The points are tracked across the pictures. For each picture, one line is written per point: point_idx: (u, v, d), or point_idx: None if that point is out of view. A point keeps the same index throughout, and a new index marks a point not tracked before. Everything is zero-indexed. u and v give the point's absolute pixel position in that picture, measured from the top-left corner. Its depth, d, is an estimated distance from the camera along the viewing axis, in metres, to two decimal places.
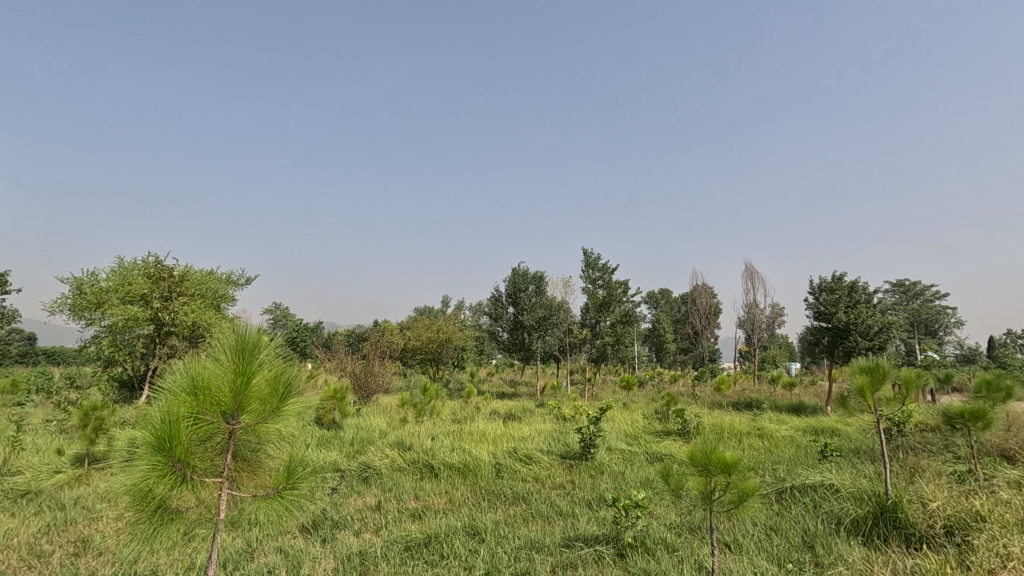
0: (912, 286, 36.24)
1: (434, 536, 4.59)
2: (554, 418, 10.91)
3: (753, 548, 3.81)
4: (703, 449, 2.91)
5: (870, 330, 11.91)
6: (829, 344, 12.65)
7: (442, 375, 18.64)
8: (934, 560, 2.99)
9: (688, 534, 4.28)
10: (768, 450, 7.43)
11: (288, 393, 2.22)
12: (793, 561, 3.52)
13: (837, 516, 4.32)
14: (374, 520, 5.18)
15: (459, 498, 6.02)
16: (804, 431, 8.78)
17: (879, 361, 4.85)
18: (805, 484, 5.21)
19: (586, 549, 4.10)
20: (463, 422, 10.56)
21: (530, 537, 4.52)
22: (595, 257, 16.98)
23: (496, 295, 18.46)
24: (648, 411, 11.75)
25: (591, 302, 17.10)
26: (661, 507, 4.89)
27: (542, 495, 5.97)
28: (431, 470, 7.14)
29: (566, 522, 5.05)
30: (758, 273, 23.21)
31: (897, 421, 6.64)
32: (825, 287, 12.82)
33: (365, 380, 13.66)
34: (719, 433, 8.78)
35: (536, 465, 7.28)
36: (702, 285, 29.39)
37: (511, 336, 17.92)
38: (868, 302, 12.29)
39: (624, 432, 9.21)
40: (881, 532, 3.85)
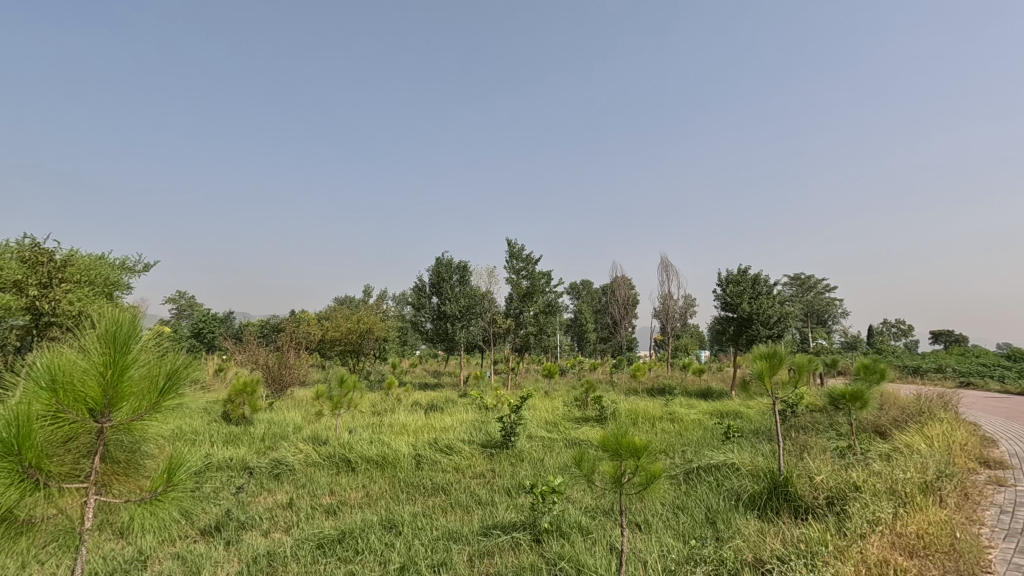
0: (807, 279, 39.45)
1: (348, 532, 4.44)
2: (477, 408, 10.92)
3: (660, 526, 4.01)
4: (615, 434, 2.98)
5: (770, 320, 12.87)
6: (734, 332, 13.55)
7: (362, 367, 18.11)
8: (817, 529, 3.26)
9: (602, 517, 4.43)
10: (678, 433, 7.86)
11: (169, 386, 2.02)
12: (696, 537, 3.73)
13: (736, 492, 4.63)
14: (285, 519, 4.95)
15: (377, 491, 5.89)
16: (710, 414, 9.37)
17: (776, 347, 5.24)
18: (709, 464, 5.55)
19: (503, 537, 4.14)
20: (383, 414, 10.35)
21: (448, 527, 4.48)
22: (519, 248, 17.14)
23: (419, 285, 18.15)
24: (569, 399, 12.07)
25: (515, 292, 17.24)
26: (578, 491, 5.04)
27: (462, 485, 5.95)
28: (348, 464, 6.93)
29: (484, 511, 5.06)
30: (672, 265, 24.47)
31: (791, 403, 7.23)
32: (731, 278, 13.66)
33: (279, 373, 13.02)
34: (634, 418, 9.15)
35: (457, 455, 7.25)
36: (622, 277, 30.52)
37: (434, 327, 17.70)
38: (768, 294, 13.25)
39: (544, 420, 9.39)
40: (773, 506, 4.18)
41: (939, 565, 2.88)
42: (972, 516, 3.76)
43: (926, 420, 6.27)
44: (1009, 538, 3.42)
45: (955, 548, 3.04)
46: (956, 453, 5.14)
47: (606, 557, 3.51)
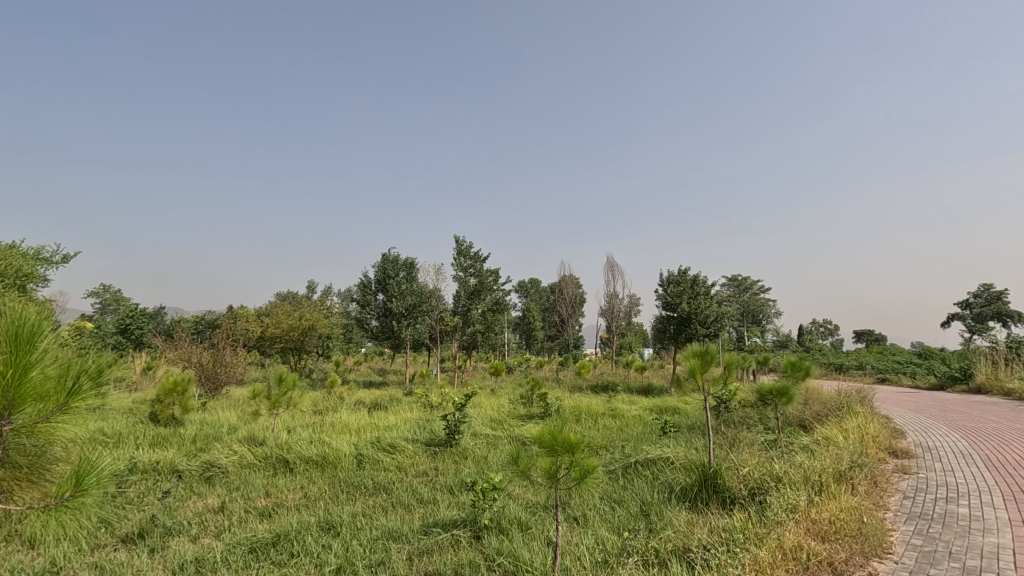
0: (744, 280, 41.36)
1: (283, 534, 4.32)
2: (422, 407, 10.83)
3: (596, 519, 4.13)
4: (551, 430, 3.04)
5: (707, 320, 13.43)
6: (674, 331, 14.05)
7: (304, 364, 17.54)
8: (739, 517, 3.45)
9: (541, 512, 4.52)
10: (618, 428, 8.10)
11: (80, 386, 1.91)
12: (629, 529, 3.86)
13: (670, 485, 4.82)
14: (215, 523, 4.75)
15: (315, 492, 5.75)
16: (650, 410, 9.70)
17: (707, 345, 5.47)
18: (646, 459, 5.74)
19: (443, 535, 4.15)
20: (324, 413, 10.07)
21: (388, 527, 4.44)
22: (467, 245, 17.14)
23: (364, 281, 17.79)
24: (514, 396, 12.16)
25: (462, 290, 17.20)
26: (519, 487, 5.12)
27: (405, 484, 5.90)
28: (286, 465, 6.73)
29: (424, 509, 5.05)
30: (618, 265, 25.08)
31: (724, 399, 7.57)
32: (672, 279, 14.12)
33: (214, 371, 12.45)
34: (577, 415, 9.33)
35: (400, 454, 7.18)
36: (569, 276, 31.01)
37: (380, 324, 17.41)
38: (706, 294, 13.78)
39: (488, 417, 9.44)
40: (703, 497, 4.38)
41: (847, 548, 3.11)
42: (879, 502, 4.08)
43: (844, 414, 6.73)
44: (909, 521, 3.74)
45: (861, 531, 3.30)
46: (869, 445, 5.55)
47: (543, 551, 3.57)
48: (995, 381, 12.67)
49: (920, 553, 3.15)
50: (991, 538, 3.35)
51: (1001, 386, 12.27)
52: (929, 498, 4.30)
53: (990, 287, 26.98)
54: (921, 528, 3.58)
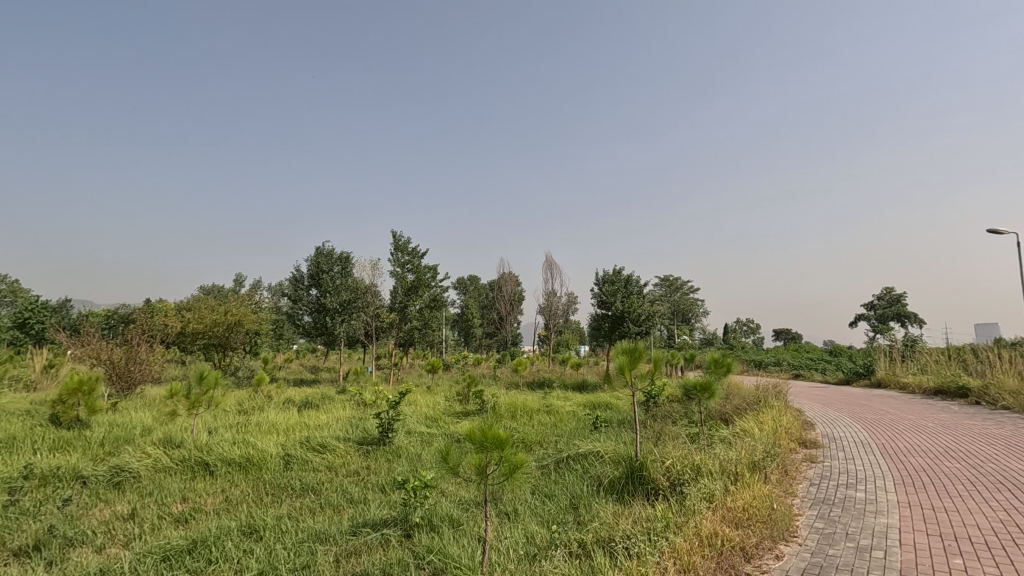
0: (675, 281, 43.06)
1: (201, 540, 4.10)
2: (355, 405, 10.57)
3: (527, 513, 4.20)
4: (481, 427, 3.05)
5: (639, 318, 13.92)
6: (608, 329, 14.46)
7: (230, 362, 16.66)
8: (662, 507, 3.60)
9: (474, 508, 4.55)
10: (552, 424, 8.25)
11: None
12: (559, 522, 3.95)
13: (598, 478, 4.96)
14: (124, 532, 4.44)
15: (237, 495, 5.50)
16: (583, 406, 9.93)
17: (635, 343, 5.64)
18: (577, 454, 5.87)
19: (372, 535, 4.08)
20: (250, 413, 9.62)
21: (315, 528, 4.32)
22: (404, 240, 16.87)
23: (296, 275, 17.11)
24: (450, 393, 12.10)
25: (399, 286, 16.92)
26: (451, 484, 5.12)
27: (334, 484, 5.75)
28: (206, 467, 6.38)
29: (354, 509, 4.94)
30: (556, 264, 25.48)
31: (652, 395, 7.87)
32: (607, 278, 14.51)
33: (126, 369, 11.60)
34: (512, 412, 9.42)
35: (330, 453, 6.98)
36: (508, 273, 31.18)
37: (312, 320, 16.82)
38: (639, 294, 14.26)
39: (423, 415, 9.36)
40: (629, 490, 4.55)
41: (758, 533, 3.32)
42: (787, 489, 4.39)
43: (761, 408, 7.17)
44: (814, 506, 4.04)
45: (771, 517, 3.53)
46: (782, 436, 5.94)
47: (472, 546, 3.59)
48: (892, 376, 13.89)
49: (820, 535, 3.42)
50: (881, 519, 3.69)
51: (898, 380, 13.48)
52: (832, 485, 4.67)
53: (892, 290, 29.51)
54: (823, 512, 3.88)
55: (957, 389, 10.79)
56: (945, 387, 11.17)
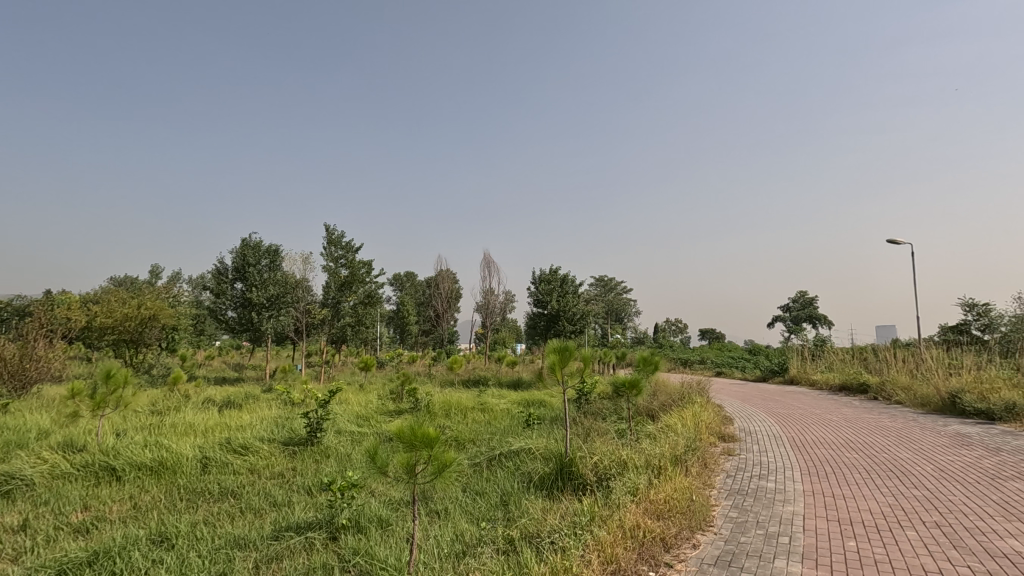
0: (610, 282, 44.24)
1: (104, 551, 3.80)
2: (281, 404, 10.16)
3: (457, 512, 4.19)
4: (410, 425, 3.00)
5: (573, 317, 14.21)
6: (544, 327, 14.65)
7: (143, 359, 15.54)
8: (589, 501, 3.70)
9: (404, 508, 4.49)
10: (486, 422, 8.28)
11: None
12: (488, 519, 3.96)
13: (529, 475, 5.03)
14: (12, 546, 4.03)
15: (147, 501, 5.14)
16: (518, 403, 10.02)
17: (567, 341, 5.73)
18: (510, 451, 5.91)
19: (295, 539, 3.92)
20: (165, 413, 9.04)
21: (233, 534, 4.11)
22: (338, 234, 16.40)
23: (219, 268, 16.21)
24: (384, 391, 11.87)
25: (332, 281, 16.40)
26: (381, 484, 5.03)
27: (256, 487, 5.49)
28: (112, 473, 5.93)
29: (277, 513, 4.74)
30: (494, 262, 25.57)
31: (583, 392, 8.05)
32: (543, 278, 14.71)
33: (21, 367, 10.56)
34: (446, 410, 9.37)
35: (253, 455, 6.66)
36: (446, 270, 30.92)
37: (237, 316, 16.00)
38: (574, 293, 14.55)
39: (354, 414, 9.12)
40: (558, 485, 4.64)
41: (677, 524, 3.48)
42: (706, 481, 4.63)
43: (684, 404, 7.50)
44: (729, 497, 4.28)
45: (690, 508, 3.71)
46: (702, 431, 6.24)
47: (400, 546, 3.53)
48: (804, 373, 14.94)
49: (734, 523, 3.62)
50: (788, 507, 3.97)
51: (809, 378, 14.50)
52: (746, 476, 4.97)
53: (805, 295, 31.75)
54: (737, 502, 4.11)
55: (858, 384, 11.76)
56: (848, 383, 12.15)
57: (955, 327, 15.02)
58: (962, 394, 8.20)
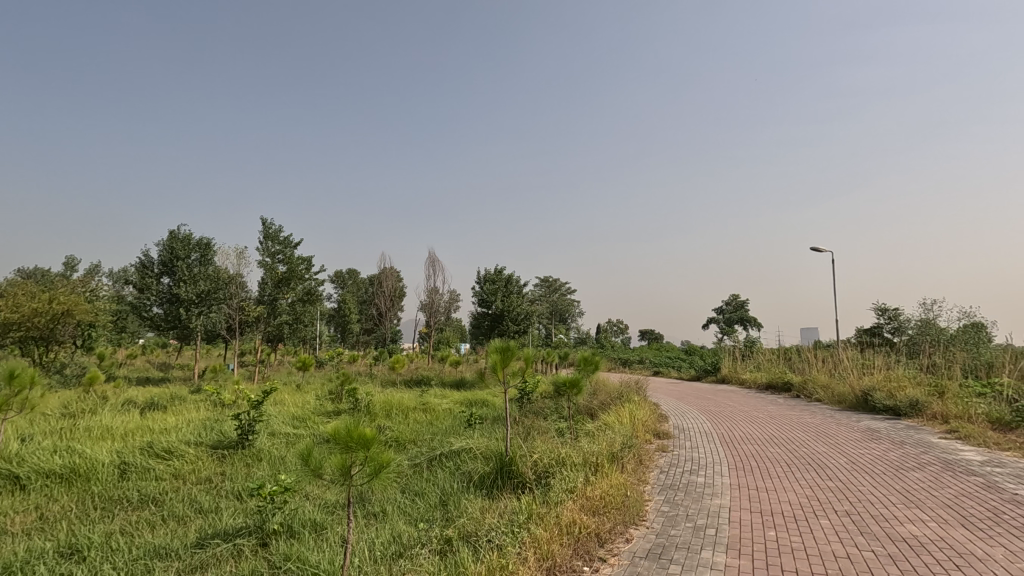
0: (555, 282, 44.76)
1: (3, 567, 3.50)
2: (211, 405, 9.67)
3: (394, 513, 4.14)
4: (346, 426, 2.93)
5: (517, 317, 14.30)
6: (487, 327, 14.67)
7: (55, 358, 14.38)
8: (527, 500, 3.73)
9: (339, 511, 4.39)
10: (428, 422, 8.21)
11: None
12: (427, 520, 3.93)
13: (469, 475, 5.02)
14: None
15: (56, 511, 4.76)
16: (460, 403, 9.98)
17: (509, 341, 5.74)
18: (450, 451, 5.87)
19: (222, 546, 3.75)
20: (79, 416, 8.41)
21: (154, 543, 3.88)
22: (276, 229, 15.81)
23: (144, 261, 15.22)
24: (322, 392, 11.52)
25: (268, 277, 15.74)
26: (316, 487, 4.90)
27: (180, 493, 5.20)
28: (16, 482, 5.46)
29: (203, 520, 4.51)
30: (439, 261, 25.35)
31: (526, 392, 8.13)
32: (488, 277, 14.73)
33: None
34: (387, 411, 9.21)
35: (178, 459, 6.31)
36: (389, 268, 30.33)
37: (163, 312, 15.11)
38: (518, 293, 14.64)
39: (290, 415, 8.79)
40: (498, 484, 4.66)
41: (612, 519, 3.57)
42: (641, 477, 4.79)
43: (622, 403, 7.71)
44: (662, 492, 4.44)
45: (624, 503, 3.82)
46: (638, 429, 6.44)
47: (334, 550, 3.45)
48: (735, 373, 15.67)
49: (665, 517, 3.77)
50: (715, 500, 4.16)
51: (738, 377, 15.24)
52: (678, 472, 5.17)
53: (737, 298, 33.31)
54: (669, 497, 4.28)
55: (782, 384, 12.47)
56: (774, 382, 12.86)
57: (869, 330, 16.18)
58: (873, 392, 8.87)
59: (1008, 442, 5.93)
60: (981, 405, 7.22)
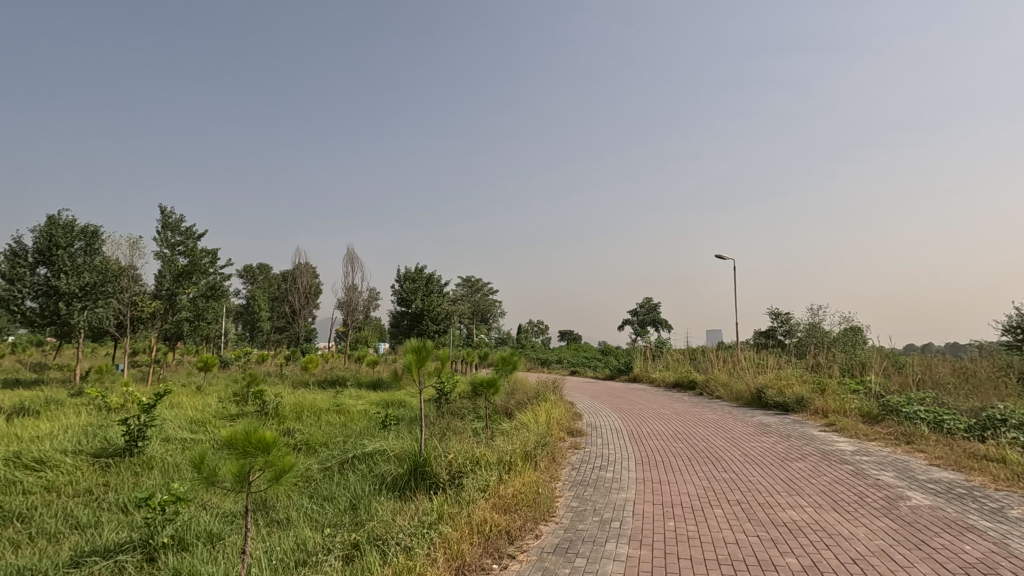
0: (477, 282, 44.73)
1: None
2: (94, 410, 8.77)
3: (300, 519, 3.96)
4: (244, 430, 2.78)
5: (437, 317, 14.16)
6: (406, 326, 14.40)
7: None
8: (439, 501, 3.70)
9: (240, 520, 4.14)
10: (341, 424, 7.93)
11: None
12: (334, 525, 3.80)
13: (381, 477, 4.91)
14: None
15: None
16: (376, 404, 9.75)
17: (425, 341, 5.65)
18: (363, 454, 5.70)
19: (102, 563, 3.41)
20: None
21: (17, 565, 3.46)
22: (176, 218, 14.62)
23: (15, 249, 13.53)
24: (225, 394, 10.79)
25: (166, 270, 14.53)
26: (214, 495, 4.61)
27: (54, 508, 4.68)
28: None
29: (79, 536, 4.09)
30: (358, 258, 24.60)
31: (444, 392, 8.07)
32: (409, 276, 14.45)
33: None
34: (297, 413, 8.80)
35: (51, 470, 5.67)
36: (304, 264, 29.01)
37: (39, 306, 13.50)
38: (438, 293, 14.50)
39: (187, 419, 8.16)
40: (412, 486, 4.59)
41: (523, 516, 3.63)
42: (553, 474, 4.90)
43: (539, 403, 7.85)
44: (572, 488, 4.57)
45: (535, 500, 3.89)
46: (553, 427, 6.58)
47: (230, 561, 3.24)
48: (646, 372, 16.43)
49: (573, 512, 3.88)
50: (622, 494, 4.34)
51: (649, 376, 16.00)
52: (589, 468, 5.34)
53: (650, 300, 34.96)
54: (579, 492, 4.41)
55: (688, 382, 13.23)
56: (680, 380, 13.62)
57: (765, 332, 17.54)
58: (766, 390, 9.63)
59: (875, 433, 6.66)
60: (855, 401, 8.06)
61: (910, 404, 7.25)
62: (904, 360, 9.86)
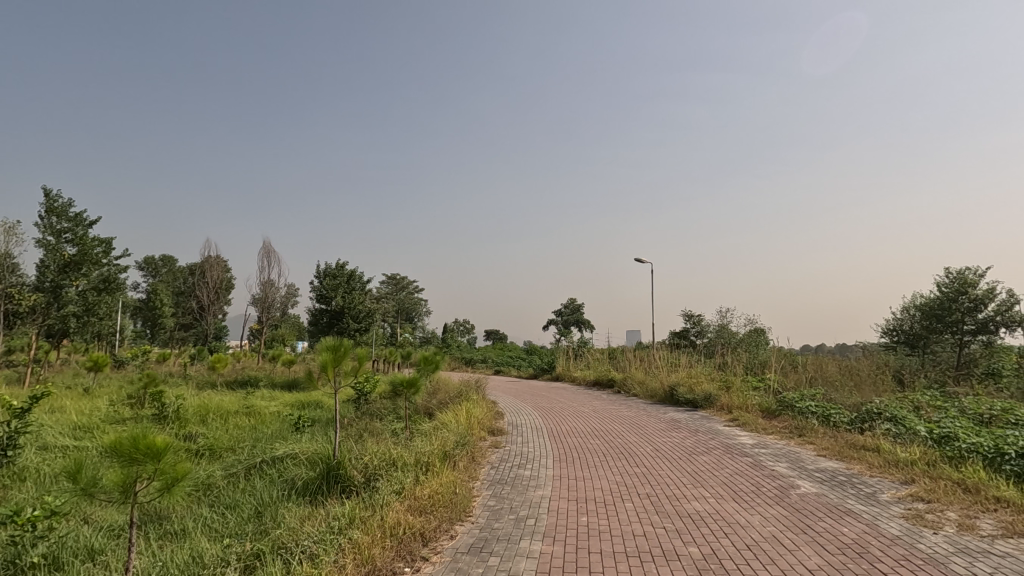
0: (402, 281, 43.84)
1: None
2: None
3: (197, 530, 3.69)
4: (130, 436, 2.54)
5: (357, 315, 13.72)
6: (325, 324, 13.85)
7: None
8: (352, 505, 3.57)
9: (128, 534, 3.80)
10: (251, 427, 7.50)
11: None
12: (236, 534, 3.58)
13: (291, 481, 4.67)
14: None
15: None
16: (290, 405, 9.30)
17: (341, 340, 5.44)
18: (272, 458, 5.41)
19: None
20: None
21: None
22: (63, 202, 13.19)
23: None
24: (117, 397, 9.86)
25: (50, 260, 13.07)
26: (97, 509, 4.19)
27: None
28: None
29: None
30: (274, 252, 23.34)
31: (362, 392, 7.82)
32: (329, 272, 13.89)
33: None
34: (201, 416, 8.22)
35: None
36: (214, 257, 27.15)
37: None
38: (360, 290, 14.07)
39: (70, 425, 7.36)
40: (324, 489, 4.41)
41: (438, 517, 3.58)
42: (471, 474, 4.88)
43: (460, 403, 7.79)
44: (490, 487, 4.58)
45: (451, 500, 3.85)
46: (474, 427, 6.56)
47: None
48: (568, 371, 16.80)
49: (490, 511, 3.88)
50: (538, 491, 4.40)
51: (571, 374, 16.37)
52: (507, 466, 5.37)
53: (574, 301, 35.80)
54: (496, 491, 4.42)
55: (607, 380, 13.68)
56: (599, 379, 14.05)
57: (679, 334, 18.46)
58: (678, 387, 10.15)
59: (771, 427, 7.19)
60: (755, 397, 8.66)
61: (802, 400, 7.89)
62: (799, 360, 10.72)
